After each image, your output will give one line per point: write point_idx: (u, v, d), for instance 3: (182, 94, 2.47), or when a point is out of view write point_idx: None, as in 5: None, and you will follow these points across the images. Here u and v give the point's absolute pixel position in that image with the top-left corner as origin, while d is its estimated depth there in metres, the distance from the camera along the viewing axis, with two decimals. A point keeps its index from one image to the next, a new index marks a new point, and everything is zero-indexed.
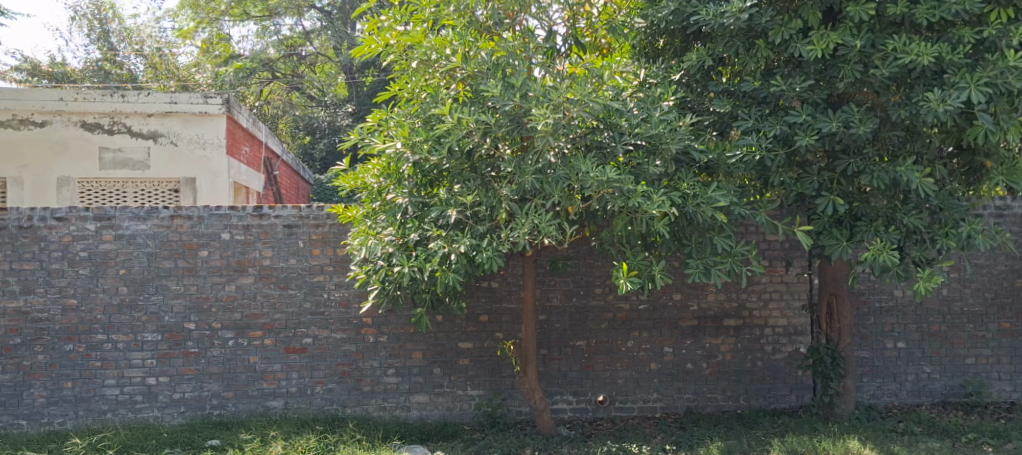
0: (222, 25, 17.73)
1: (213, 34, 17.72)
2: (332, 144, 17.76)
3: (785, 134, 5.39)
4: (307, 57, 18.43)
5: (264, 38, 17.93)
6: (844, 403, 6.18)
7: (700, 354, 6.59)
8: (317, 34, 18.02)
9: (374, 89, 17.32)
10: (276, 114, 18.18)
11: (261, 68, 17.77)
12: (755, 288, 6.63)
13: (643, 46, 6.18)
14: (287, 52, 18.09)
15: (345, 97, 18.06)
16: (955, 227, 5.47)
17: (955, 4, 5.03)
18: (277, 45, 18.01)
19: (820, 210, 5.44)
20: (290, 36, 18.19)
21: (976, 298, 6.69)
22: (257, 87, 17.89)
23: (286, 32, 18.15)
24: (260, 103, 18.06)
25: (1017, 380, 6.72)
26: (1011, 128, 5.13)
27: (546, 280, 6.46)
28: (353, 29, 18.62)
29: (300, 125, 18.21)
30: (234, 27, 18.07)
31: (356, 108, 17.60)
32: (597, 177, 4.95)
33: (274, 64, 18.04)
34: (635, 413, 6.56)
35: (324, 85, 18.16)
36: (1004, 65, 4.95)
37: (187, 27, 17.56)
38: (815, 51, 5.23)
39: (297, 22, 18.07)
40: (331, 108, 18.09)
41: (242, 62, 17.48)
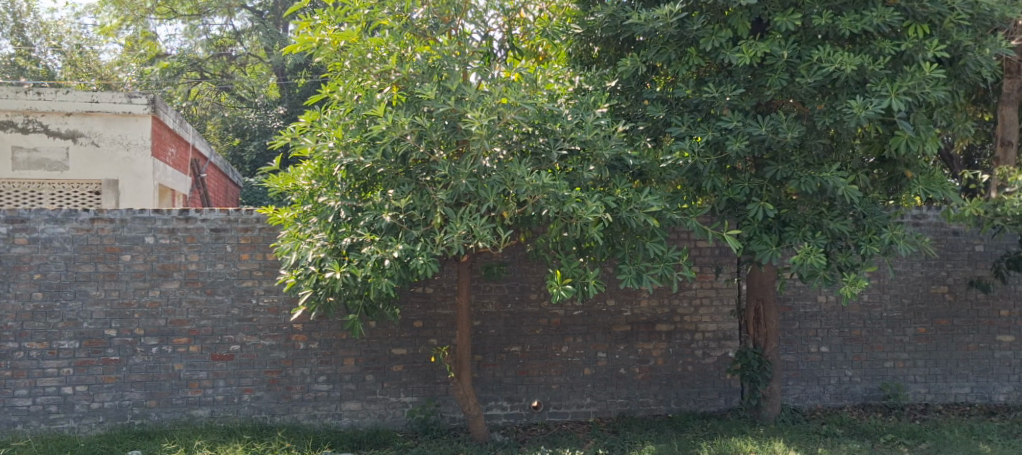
0: (148, 23, 17.43)
1: (139, 32, 17.43)
2: (263, 146, 17.09)
3: (716, 141, 5.51)
4: (238, 58, 18.23)
5: (192, 38, 17.58)
6: (771, 406, 6.33)
7: (633, 359, 6.67)
8: (248, 34, 17.74)
9: (306, 91, 17.04)
10: (205, 115, 17.78)
11: (189, 67, 17.42)
12: (686, 294, 6.74)
13: (579, 54, 6.41)
14: (216, 52, 17.84)
15: (277, 99, 17.71)
16: (877, 233, 5.62)
17: (876, 17, 5.26)
18: (206, 45, 17.70)
19: (750, 215, 5.57)
20: (220, 35, 17.87)
21: (894, 303, 6.93)
22: (184, 87, 17.45)
23: (215, 31, 17.80)
24: (187, 104, 17.48)
25: (932, 382, 6.98)
26: (929, 139, 5.39)
27: (481, 286, 6.44)
28: (285, 30, 18.32)
29: (229, 126, 17.68)
30: (161, 25, 17.70)
31: (288, 110, 17.20)
32: (532, 182, 4.99)
33: (203, 64, 17.77)
34: (568, 418, 6.59)
35: (255, 86, 17.79)
36: (921, 76, 5.16)
37: (110, 25, 17.12)
38: (744, 59, 5.38)
39: (227, 21, 17.64)
40: (262, 109, 17.63)
41: (169, 62, 17.05)
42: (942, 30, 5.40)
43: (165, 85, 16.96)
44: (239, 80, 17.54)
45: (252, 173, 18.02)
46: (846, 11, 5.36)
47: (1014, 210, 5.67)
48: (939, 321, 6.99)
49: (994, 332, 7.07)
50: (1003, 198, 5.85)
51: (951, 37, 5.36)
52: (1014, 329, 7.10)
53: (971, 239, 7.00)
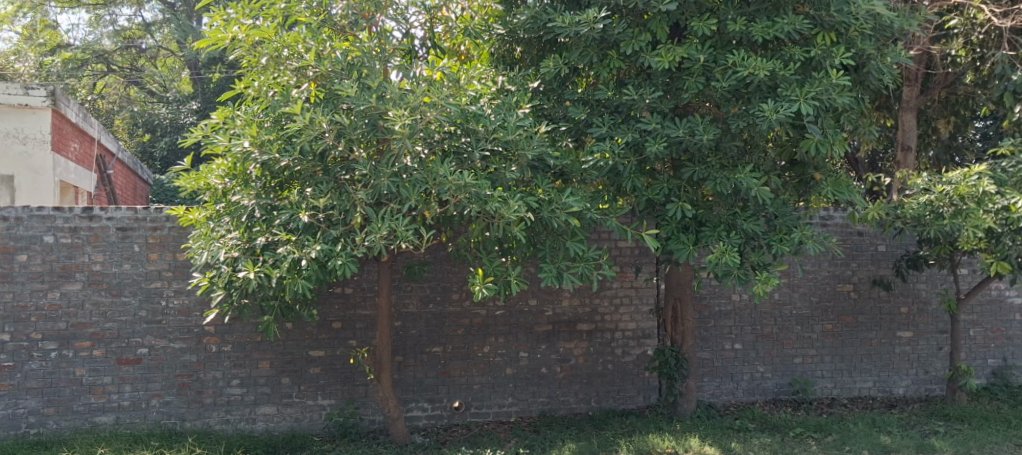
0: (48, 11, 16.59)
1: (37, 20, 16.52)
2: (174, 142, 16.56)
3: (636, 142, 5.59)
4: (148, 50, 17.52)
5: (98, 29, 16.79)
6: (687, 402, 6.47)
7: (554, 358, 6.72)
8: (158, 26, 16.87)
9: (221, 86, 16.59)
10: (111, 110, 17.10)
11: (94, 60, 16.57)
12: (606, 293, 6.84)
13: (502, 54, 6.43)
14: (124, 45, 16.94)
15: (189, 94, 17.17)
16: (788, 233, 5.81)
17: (787, 24, 5.44)
18: (113, 36, 16.82)
19: (669, 215, 5.67)
20: (128, 27, 16.91)
21: (804, 301, 7.19)
22: (89, 80, 16.73)
23: (123, 22, 16.92)
24: (92, 97, 17.08)
25: (838, 377, 7.27)
26: (835, 142, 5.61)
27: (402, 286, 6.39)
28: (200, 23, 17.76)
29: (138, 121, 17.05)
30: (61, 14, 16.88)
31: (200, 106, 16.70)
32: (453, 181, 4.96)
33: (111, 56, 16.94)
34: (490, 418, 6.59)
35: (166, 81, 17.27)
36: (828, 82, 5.35)
37: (4, 12, 16.23)
38: (663, 63, 5.52)
39: (136, 12, 16.98)
40: (173, 105, 16.99)
41: (72, 53, 16.22)
42: (849, 38, 5.61)
43: (67, 77, 16.00)
44: (149, 73, 16.89)
45: (162, 171, 17.39)
46: (759, 18, 5.53)
47: (913, 211, 5.93)
48: (845, 318, 7.27)
49: (894, 328, 7.38)
50: (903, 200, 6.12)
51: (856, 45, 5.58)
52: (913, 326, 7.42)
53: (874, 240, 7.30)
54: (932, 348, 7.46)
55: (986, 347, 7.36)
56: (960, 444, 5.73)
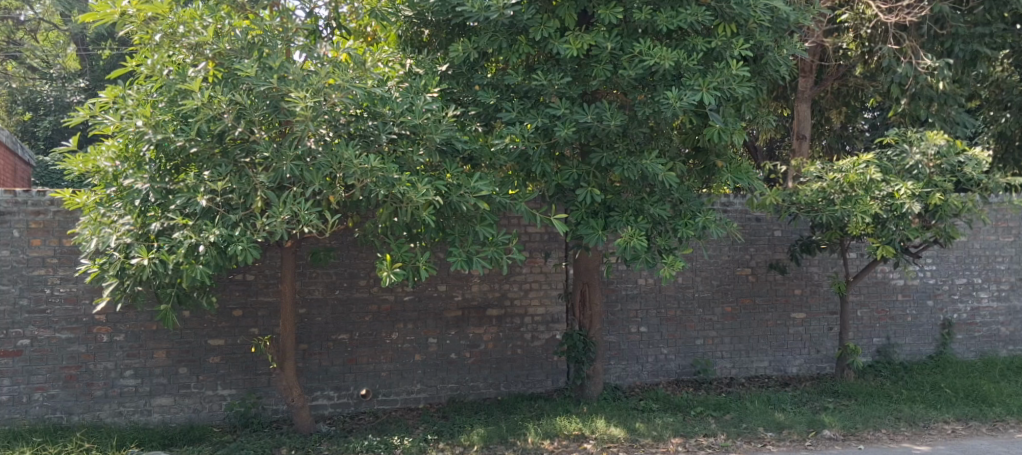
0: None
1: None
2: (59, 121, 15.59)
3: (545, 127, 5.59)
4: (25, 22, 15.13)
5: None
6: (594, 385, 6.57)
7: (463, 344, 6.70)
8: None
9: (112, 64, 15.72)
10: None
11: None
12: (516, 279, 6.87)
13: (409, 37, 6.32)
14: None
15: (78, 71, 16.25)
16: (693, 218, 5.94)
17: (690, 15, 5.57)
18: None
19: (579, 200, 5.71)
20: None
21: (705, 285, 7.42)
22: None
23: None
24: None
25: (736, 358, 7.54)
26: (736, 131, 5.77)
27: (307, 272, 6.26)
28: None
29: (19, 98, 16.12)
30: None
31: (90, 85, 15.83)
32: (360, 165, 4.84)
33: None
34: (397, 405, 6.54)
35: (49, 56, 16.32)
36: (728, 73, 5.50)
37: None
38: (571, 49, 5.55)
39: None
40: (58, 82, 16.18)
41: None
42: (747, 30, 5.79)
43: None
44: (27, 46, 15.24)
45: (46, 151, 16.37)
46: (663, 8, 5.62)
47: (806, 198, 6.19)
48: (743, 300, 7.54)
49: (789, 310, 7.70)
50: (797, 187, 6.37)
51: (754, 37, 5.78)
52: (806, 307, 7.75)
53: (771, 225, 7.58)
54: (823, 328, 7.82)
55: (872, 326, 7.79)
56: (847, 418, 6.04)
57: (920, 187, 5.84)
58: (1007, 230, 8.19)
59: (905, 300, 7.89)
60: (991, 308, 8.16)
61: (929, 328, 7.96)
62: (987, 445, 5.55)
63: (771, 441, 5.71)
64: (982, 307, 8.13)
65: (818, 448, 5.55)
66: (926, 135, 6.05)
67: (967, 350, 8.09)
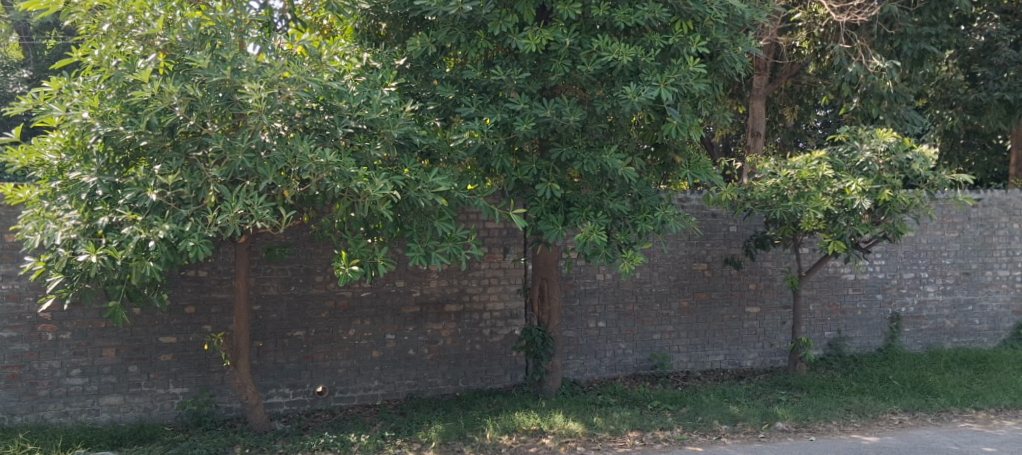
0: None
1: None
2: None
3: (505, 122, 5.55)
4: None
5: None
6: (553, 380, 6.58)
7: (422, 340, 6.67)
8: None
9: (57, 53, 15.26)
10: None
11: None
12: (474, 274, 6.85)
13: (366, 30, 6.33)
14: None
15: (20, 61, 15.73)
16: (652, 213, 5.97)
17: (647, 12, 5.60)
18: None
19: (538, 195, 5.70)
20: None
21: (662, 280, 7.50)
22: None
23: None
24: None
25: (692, 352, 7.63)
26: (693, 127, 5.83)
27: (261, 268, 6.16)
28: None
29: None
30: None
31: (33, 75, 15.33)
32: (316, 159, 4.75)
33: None
34: (354, 402, 6.48)
35: None
36: (685, 70, 5.55)
37: None
38: (529, 44, 5.51)
39: None
40: None
41: None
42: (703, 27, 5.84)
43: None
44: None
45: None
46: (621, 4, 5.64)
47: (761, 194, 6.28)
48: (699, 295, 7.64)
49: (744, 304, 7.81)
50: (752, 183, 6.45)
51: (710, 34, 5.84)
52: (760, 301, 7.88)
53: (726, 221, 7.67)
54: (777, 322, 7.95)
55: (823, 320, 7.96)
56: (799, 411, 6.15)
57: (870, 184, 5.99)
58: (953, 225, 8.42)
59: (855, 294, 8.08)
60: (937, 301, 8.37)
61: (878, 321, 8.16)
62: (933, 434, 5.70)
63: (726, 433, 5.80)
64: (929, 300, 8.35)
65: (771, 440, 5.65)
66: (875, 133, 6.18)
67: (914, 342, 8.30)
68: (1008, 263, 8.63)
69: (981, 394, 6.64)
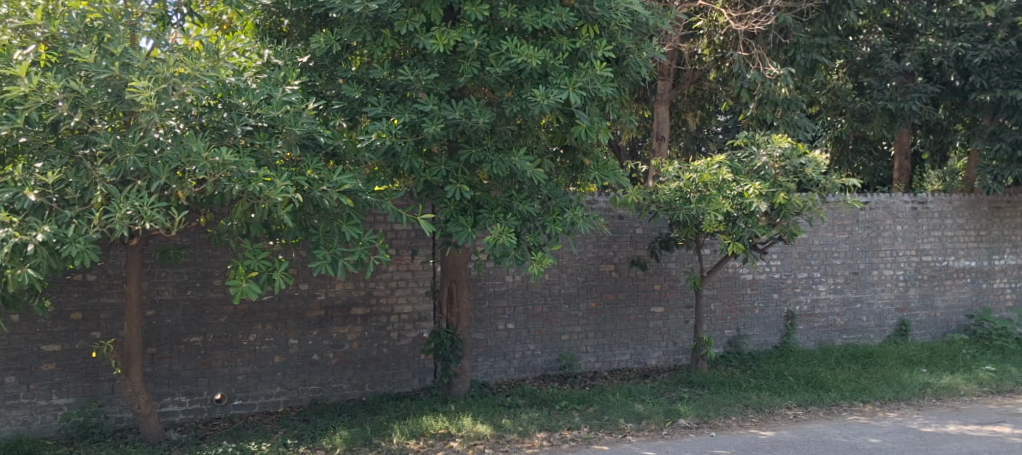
0: None
1: None
2: None
3: (413, 123, 5.45)
4: None
5: None
6: (461, 382, 6.56)
7: (326, 344, 6.52)
8: None
9: None
10: None
11: None
12: (382, 277, 6.76)
13: (267, 26, 6.16)
14: None
15: None
16: (561, 214, 5.97)
17: (554, 16, 5.65)
18: None
19: (448, 197, 5.59)
20: None
21: (571, 281, 7.58)
22: None
23: None
24: None
25: (600, 352, 7.75)
26: (600, 129, 5.92)
27: (154, 272, 5.90)
28: None
29: None
30: None
31: None
32: (210, 158, 4.53)
33: None
34: (256, 409, 6.27)
35: None
36: (592, 73, 5.63)
37: None
38: (437, 45, 5.46)
39: None
40: None
41: None
42: (610, 32, 5.94)
43: None
44: None
45: None
46: (528, 7, 5.67)
47: (666, 197, 6.42)
48: (606, 295, 7.76)
49: (649, 304, 7.99)
50: (658, 186, 6.58)
51: (616, 39, 5.95)
52: (664, 301, 8.07)
53: (633, 223, 7.82)
54: (680, 321, 8.15)
55: (724, 319, 8.25)
56: (701, 407, 6.32)
57: (767, 187, 6.21)
58: (843, 227, 8.84)
59: (753, 293, 8.39)
60: (828, 300, 8.78)
61: (774, 319, 8.50)
62: (824, 427, 5.96)
63: (630, 431, 5.90)
64: (821, 299, 8.74)
65: (673, 437, 5.79)
66: (772, 138, 6.42)
67: (807, 339, 8.67)
68: (893, 263, 9.12)
69: (868, 388, 6.99)
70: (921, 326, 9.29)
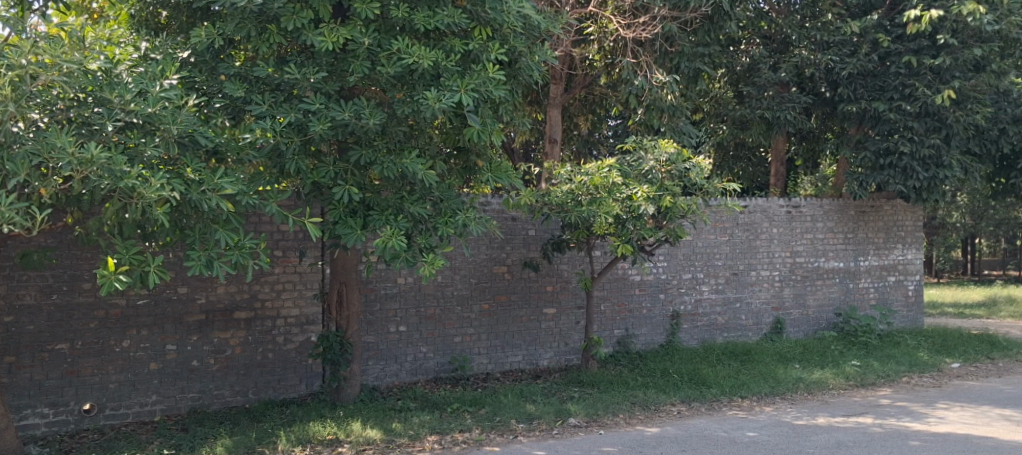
0: None
1: None
2: None
3: (299, 122, 5.28)
4: None
5: None
6: (350, 387, 6.44)
7: (207, 350, 6.27)
8: None
9: None
10: None
11: None
12: (267, 279, 6.57)
13: (144, 18, 6.00)
14: None
15: None
16: (453, 216, 5.88)
17: (446, 17, 5.62)
18: None
19: (336, 199, 5.42)
20: None
21: (463, 283, 7.58)
22: None
23: None
24: None
25: (492, 353, 7.78)
26: (493, 131, 5.89)
27: (15, 276, 5.52)
28: None
29: None
30: None
31: None
32: (76, 153, 4.19)
33: None
34: (128, 419, 5.94)
35: None
36: (485, 76, 5.64)
37: None
38: (326, 43, 5.32)
39: None
40: None
41: None
42: (502, 35, 5.96)
43: None
44: None
45: None
46: (420, 7, 5.62)
47: (557, 199, 6.51)
48: (499, 297, 7.80)
49: (541, 305, 8.08)
50: (549, 188, 6.67)
51: (509, 42, 5.97)
52: (556, 302, 8.18)
53: (525, 224, 7.88)
54: (572, 322, 8.29)
55: (613, 319, 8.46)
56: (590, 406, 6.44)
57: (654, 190, 6.40)
58: (724, 229, 9.22)
59: (641, 294, 8.65)
60: (711, 300, 9.13)
61: (661, 319, 8.78)
62: (705, 423, 6.19)
63: (521, 431, 5.94)
64: (704, 299, 9.09)
65: (563, 436, 5.86)
66: (658, 143, 6.61)
67: (691, 338, 8.99)
68: (769, 263, 9.58)
69: (746, 383, 7.32)
70: (796, 323, 9.79)
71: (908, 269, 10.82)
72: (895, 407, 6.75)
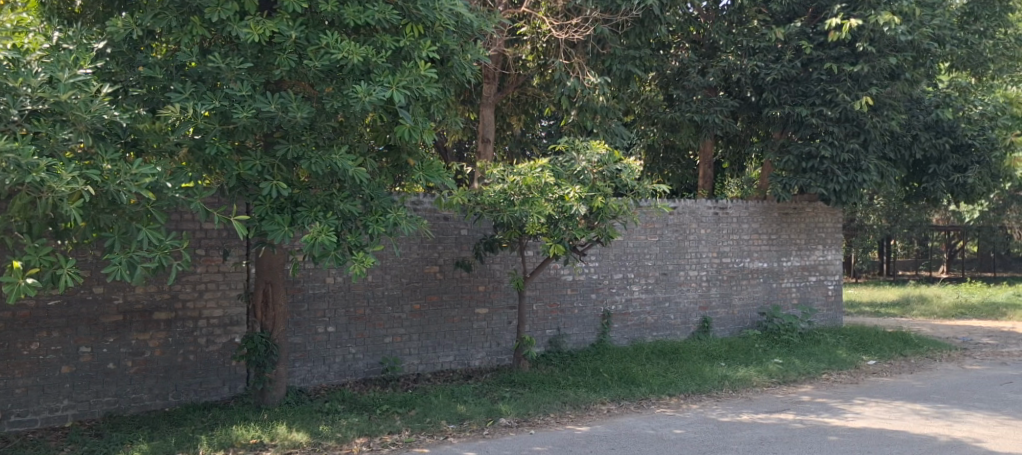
0: None
1: None
2: None
3: (222, 110, 5.12)
4: None
5: None
6: (276, 389, 6.30)
7: (124, 352, 6.03)
8: None
9: None
10: None
11: None
12: (189, 279, 6.36)
13: (56, 6, 5.76)
14: None
15: None
16: (383, 215, 5.78)
17: (377, 12, 5.53)
18: None
19: (262, 194, 5.26)
20: None
21: (394, 282, 7.49)
22: None
23: None
24: None
25: (423, 353, 7.71)
26: (425, 130, 5.83)
27: None
28: None
29: None
30: None
31: None
32: None
33: None
34: (37, 426, 5.65)
35: None
36: (416, 73, 5.58)
37: None
38: (251, 35, 5.17)
39: None
40: None
41: None
42: (434, 32, 5.91)
43: None
44: None
45: None
46: (350, 1, 5.52)
47: (490, 199, 6.49)
48: (429, 297, 7.73)
49: (472, 306, 8.05)
50: (482, 188, 6.64)
51: (440, 40, 5.92)
52: (488, 302, 8.17)
53: (457, 224, 7.85)
54: (503, 322, 8.30)
55: (544, 319, 8.50)
56: (521, 406, 6.45)
57: (585, 191, 6.44)
58: (654, 230, 9.36)
59: (572, 294, 8.71)
60: (641, 299, 9.27)
61: (591, 319, 8.86)
62: (633, 421, 6.27)
63: (451, 432, 5.90)
64: (634, 298, 9.21)
65: (493, 436, 5.84)
66: (590, 145, 6.67)
67: (621, 337, 9.10)
68: (697, 264, 9.78)
69: (674, 382, 7.45)
70: (721, 323, 10.02)
71: (828, 270, 11.20)
72: (815, 404, 6.97)
